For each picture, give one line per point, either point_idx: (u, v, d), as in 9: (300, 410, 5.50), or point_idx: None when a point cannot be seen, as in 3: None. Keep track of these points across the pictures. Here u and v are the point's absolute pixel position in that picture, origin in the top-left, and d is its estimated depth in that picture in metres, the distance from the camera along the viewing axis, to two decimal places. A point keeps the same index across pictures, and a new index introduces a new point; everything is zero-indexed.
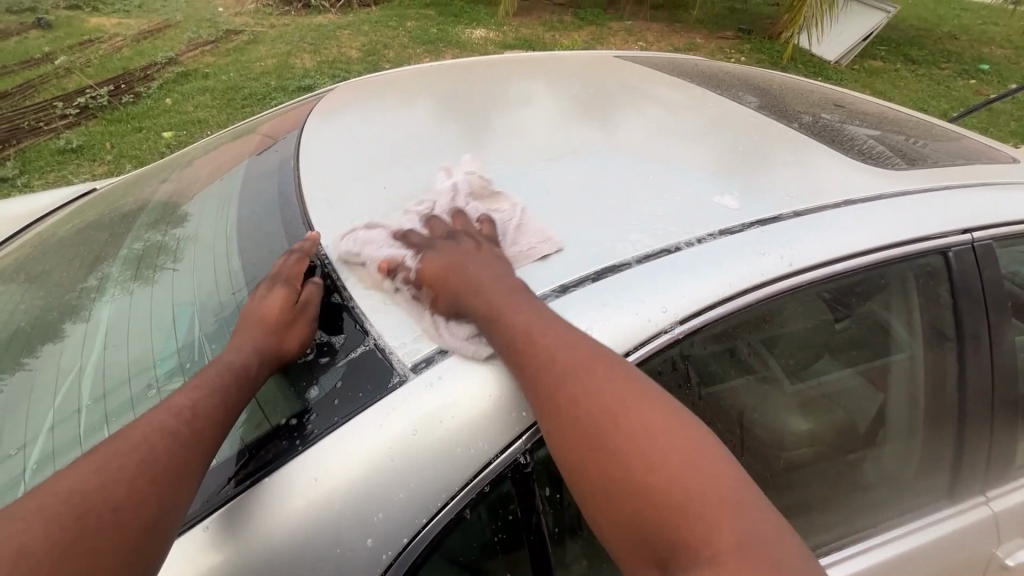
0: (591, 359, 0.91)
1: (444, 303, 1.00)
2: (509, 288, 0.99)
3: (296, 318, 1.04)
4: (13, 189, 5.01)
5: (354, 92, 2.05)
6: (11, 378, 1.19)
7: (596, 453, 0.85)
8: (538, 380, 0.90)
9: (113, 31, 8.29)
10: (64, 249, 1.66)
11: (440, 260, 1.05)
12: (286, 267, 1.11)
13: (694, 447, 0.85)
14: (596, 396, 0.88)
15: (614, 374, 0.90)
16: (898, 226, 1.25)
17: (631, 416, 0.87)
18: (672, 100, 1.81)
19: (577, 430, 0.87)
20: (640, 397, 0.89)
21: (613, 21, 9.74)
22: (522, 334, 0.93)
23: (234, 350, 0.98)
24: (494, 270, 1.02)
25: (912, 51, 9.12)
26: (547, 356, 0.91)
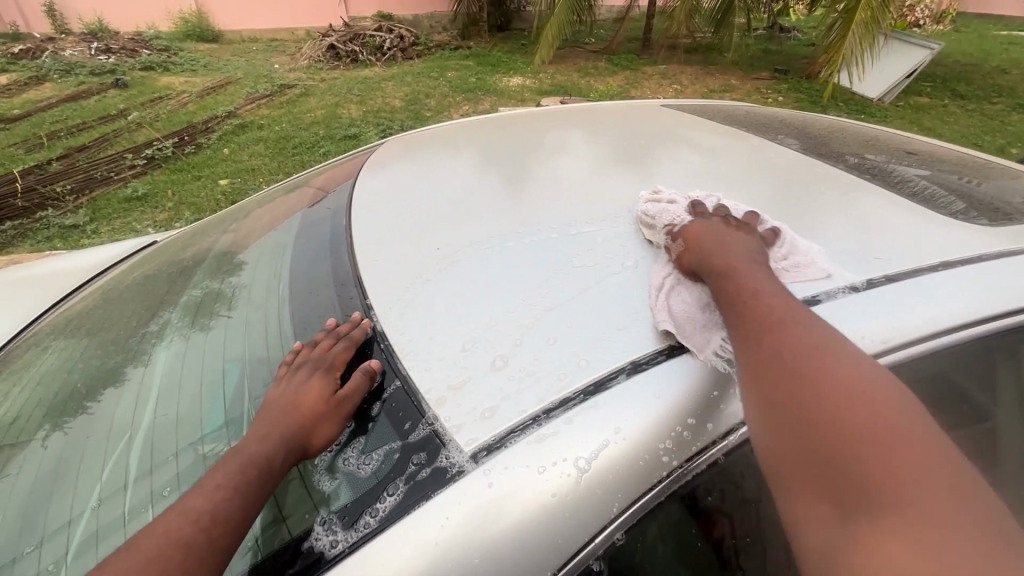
0: (818, 322, 0.92)
1: (688, 259, 1.12)
2: (749, 261, 1.06)
3: (331, 411, 0.99)
4: (84, 235, 5.36)
5: (405, 145, 2.08)
6: (68, 433, 1.19)
7: (788, 389, 0.83)
8: (745, 328, 0.93)
9: (181, 88, 9.01)
10: (123, 302, 1.71)
11: (704, 228, 1.17)
12: (332, 352, 1.07)
13: (910, 418, 0.77)
14: (811, 349, 0.86)
15: (835, 338, 0.89)
16: (1010, 291, 1.10)
17: (849, 374, 0.82)
18: (730, 147, 1.74)
19: (777, 361, 0.86)
20: (861, 364, 0.84)
21: (647, 66, 9.91)
22: (746, 285, 1.00)
23: (260, 439, 0.93)
24: (745, 246, 1.11)
25: (960, 86, 8.87)
26: (770, 310, 0.94)
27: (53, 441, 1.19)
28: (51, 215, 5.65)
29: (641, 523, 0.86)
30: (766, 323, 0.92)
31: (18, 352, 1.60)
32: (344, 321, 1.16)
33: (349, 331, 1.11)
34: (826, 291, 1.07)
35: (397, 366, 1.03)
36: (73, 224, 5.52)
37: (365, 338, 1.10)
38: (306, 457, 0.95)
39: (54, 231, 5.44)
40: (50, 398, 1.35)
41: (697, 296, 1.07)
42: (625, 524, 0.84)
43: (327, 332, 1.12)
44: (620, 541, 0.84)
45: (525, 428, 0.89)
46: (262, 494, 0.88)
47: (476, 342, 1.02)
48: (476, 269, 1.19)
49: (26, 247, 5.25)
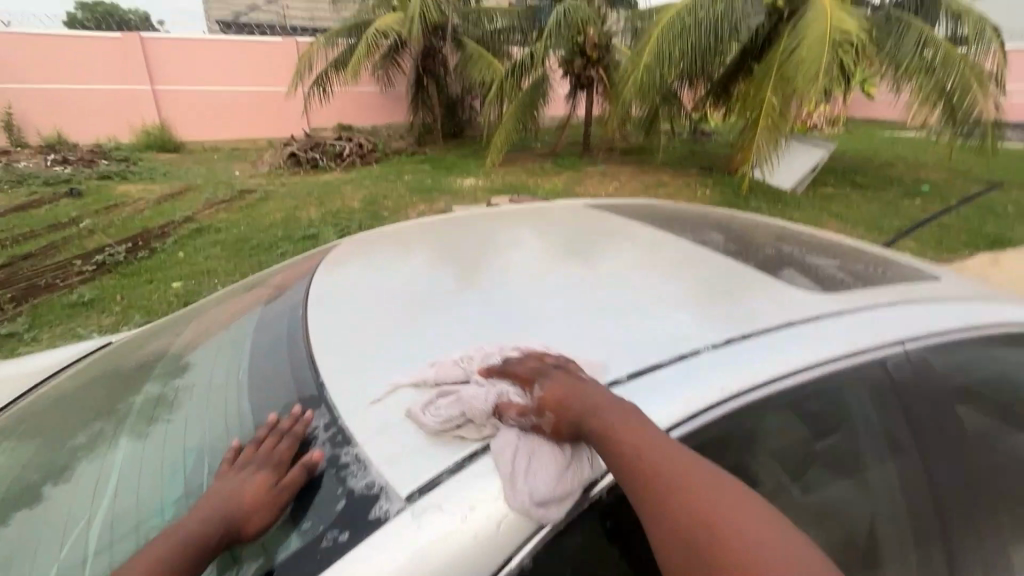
0: (691, 473, 1.00)
1: (569, 428, 1.07)
2: (623, 413, 1.06)
3: (269, 500, 1.08)
4: (21, 343, 5.17)
5: (358, 244, 2.32)
6: (18, 527, 1.25)
7: (689, 542, 0.95)
8: (647, 491, 0.99)
9: (138, 196, 9.20)
10: (78, 398, 1.77)
11: (562, 385, 1.12)
12: (277, 448, 1.17)
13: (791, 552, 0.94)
14: (705, 505, 0.97)
15: (715, 487, 1.00)
16: (838, 342, 1.36)
17: (734, 523, 0.96)
18: (634, 241, 2.08)
19: (692, 532, 0.96)
20: (734, 502, 0.99)
21: (588, 166, 10.96)
22: (633, 451, 1.01)
23: (201, 519, 1.06)
24: (605, 393, 1.10)
25: (856, 179, 10.23)
26: (664, 466, 1.00)
27: (3, 535, 1.23)
28: None
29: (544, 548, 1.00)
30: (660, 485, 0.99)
31: None
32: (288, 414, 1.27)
33: (293, 427, 1.21)
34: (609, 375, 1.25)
35: (344, 430, 1.16)
36: (11, 332, 5.34)
37: (306, 434, 1.20)
38: (237, 540, 1.05)
39: None
40: None
41: (553, 456, 1.05)
42: (531, 550, 0.98)
43: (274, 429, 1.23)
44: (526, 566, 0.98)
45: (453, 471, 1.02)
46: None
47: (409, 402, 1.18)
48: (413, 346, 1.39)
49: None
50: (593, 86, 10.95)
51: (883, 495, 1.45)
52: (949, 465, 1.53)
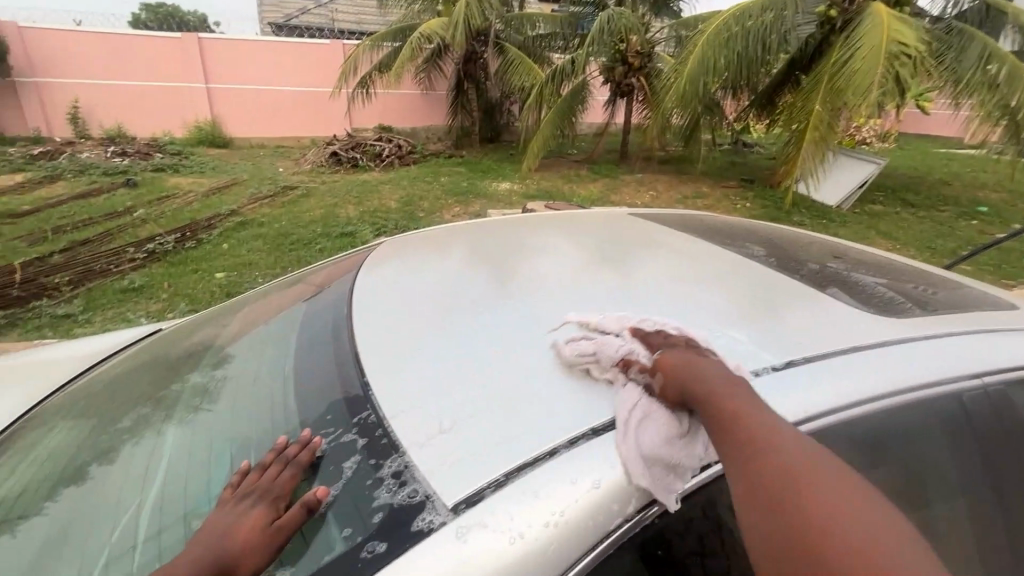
0: (797, 444, 0.94)
1: (673, 388, 1.08)
2: (727, 383, 1.06)
3: (264, 540, 1.02)
4: (76, 324, 5.45)
5: (400, 245, 2.33)
6: (75, 504, 1.29)
7: (777, 502, 0.88)
8: (738, 450, 0.94)
9: (189, 188, 9.60)
10: (130, 382, 1.83)
11: (683, 353, 1.16)
12: (278, 479, 1.13)
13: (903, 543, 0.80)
14: (804, 473, 0.89)
15: (821, 462, 0.91)
16: (911, 370, 1.28)
17: (838, 499, 0.85)
18: (683, 251, 2.01)
19: (784, 497, 0.88)
20: (866, 506, 0.85)
21: (624, 175, 10.83)
22: (731, 409, 0.99)
23: (191, 561, 0.99)
24: (716, 365, 1.11)
25: (908, 197, 9.77)
26: (780, 442, 0.93)
27: (57, 515, 1.27)
28: (44, 305, 5.76)
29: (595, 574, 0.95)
30: (771, 455, 0.92)
31: (20, 433, 1.68)
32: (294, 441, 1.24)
33: (295, 456, 1.18)
34: None
35: (389, 433, 1.15)
36: (67, 314, 5.63)
37: (309, 465, 1.17)
38: None
39: (45, 320, 5.52)
40: (53, 475, 1.43)
41: (669, 425, 1.05)
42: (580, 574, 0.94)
43: (272, 458, 1.19)
44: None
45: (498, 486, 0.99)
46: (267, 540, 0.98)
47: (461, 408, 1.17)
48: (463, 348, 1.37)
49: (13, 335, 5.29)
50: (634, 93, 10.83)
51: (950, 534, 1.36)
52: (1011, 508, 1.45)
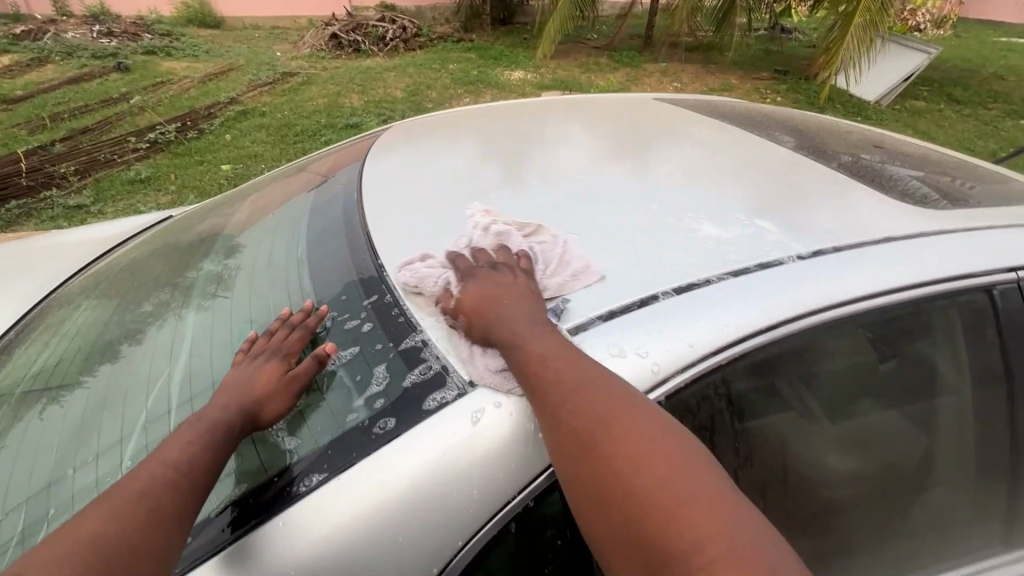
0: (602, 388, 0.94)
1: (478, 330, 1.06)
2: (534, 324, 1.03)
3: (281, 388, 1.09)
4: (88, 214, 5.45)
5: (409, 130, 2.21)
6: (109, 377, 1.37)
7: (582, 454, 0.89)
8: (547, 401, 0.94)
9: (183, 74, 9.05)
10: (147, 266, 1.85)
11: (482, 289, 1.11)
12: (287, 340, 1.18)
13: (693, 477, 0.86)
14: (603, 419, 0.91)
15: (623, 406, 0.92)
16: (939, 264, 1.26)
17: (633, 446, 0.88)
18: (711, 139, 1.88)
19: (587, 448, 0.89)
20: (676, 454, 0.88)
21: (647, 63, 9.98)
22: (537, 354, 0.97)
23: (218, 409, 1.04)
24: (526, 302, 1.07)
25: (955, 92, 9.00)
26: (588, 412, 0.91)
27: (95, 385, 1.35)
28: (54, 195, 5.74)
29: None
30: (582, 430, 0.90)
31: (47, 312, 1.74)
32: (297, 311, 1.28)
33: (303, 321, 1.23)
34: (755, 282, 1.16)
35: (405, 312, 1.18)
36: (78, 204, 5.62)
37: (316, 328, 1.23)
38: (255, 427, 1.05)
39: (58, 211, 5.53)
40: (84, 351, 1.50)
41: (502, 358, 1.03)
42: None
43: (281, 323, 1.23)
44: None
45: None
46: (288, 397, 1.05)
47: None
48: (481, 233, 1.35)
49: (30, 225, 5.35)
50: None
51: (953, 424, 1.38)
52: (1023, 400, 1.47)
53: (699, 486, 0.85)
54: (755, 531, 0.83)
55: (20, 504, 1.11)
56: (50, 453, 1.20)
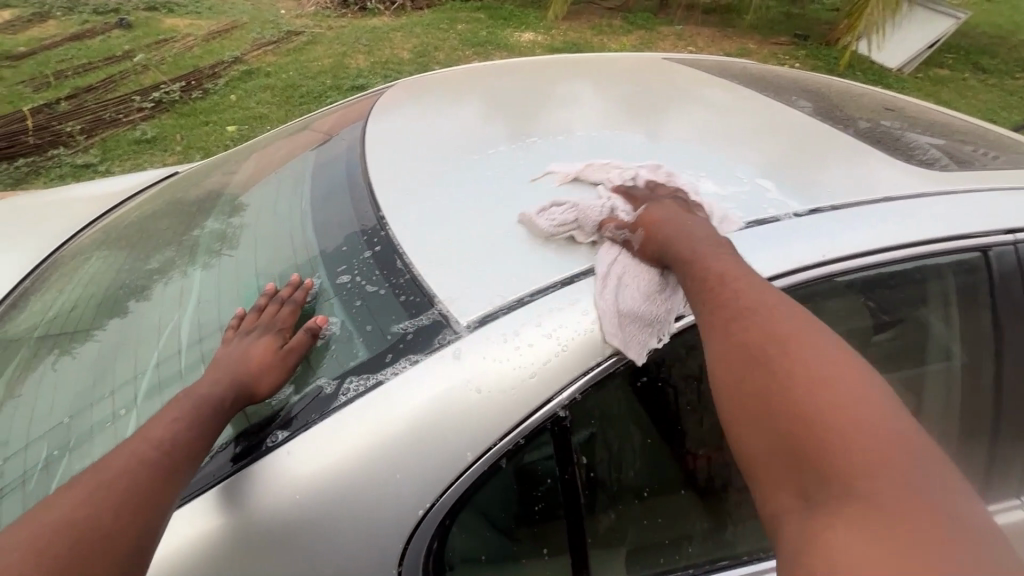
0: (783, 308, 0.93)
1: (653, 248, 1.11)
2: (716, 249, 1.05)
3: (276, 363, 1.10)
4: (97, 174, 5.48)
5: (414, 88, 2.20)
6: (119, 325, 1.42)
7: (748, 356, 0.88)
8: (717, 306, 0.95)
9: (187, 31, 8.88)
10: (155, 219, 1.89)
11: (662, 211, 1.18)
12: (278, 315, 1.18)
13: (879, 412, 0.78)
14: (779, 330, 0.89)
15: (805, 327, 0.90)
16: (937, 223, 1.26)
17: (810, 360, 0.84)
18: (717, 100, 1.86)
19: (752, 350, 0.88)
20: (867, 392, 0.80)
21: (662, 26, 9.64)
22: (716, 270, 1.00)
23: (211, 383, 1.06)
24: (702, 231, 1.10)
25: (982, 60, 8.66)
26: (761, 323, 0.90)
27: (109, 329, 1.42)
28: (62, 154, 5.76)
29: (590, 390, 1.04)
30: (753, 336, 0.89)
31: (60, 262, 1.79)
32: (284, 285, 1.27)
33: (290, 294, 1.23)
34: (747, 238, 1.18)
35: (404, 261, 1.22)
36: (85, 163, 5.63)
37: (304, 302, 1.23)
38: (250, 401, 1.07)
39: (66, 170, 5.56)
40: (95, 299, 1.54)
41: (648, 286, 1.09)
42: (583, 385, 1.03)
43: (267, 298, 1.22)
44: (577, 399, 1.03)
45: (509, 308, 1.07)
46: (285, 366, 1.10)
47: (483, 242, 1.21)
48: (481, 188, 1.38)
49: (39, 184, 5.39)
50: None
51: (942, 387, 1.41)
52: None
53: (885, 421, 0.77)
54: (954, 496, 0.71)
55: (44, 437, 1.19)
56: (69, 391, 1.27)
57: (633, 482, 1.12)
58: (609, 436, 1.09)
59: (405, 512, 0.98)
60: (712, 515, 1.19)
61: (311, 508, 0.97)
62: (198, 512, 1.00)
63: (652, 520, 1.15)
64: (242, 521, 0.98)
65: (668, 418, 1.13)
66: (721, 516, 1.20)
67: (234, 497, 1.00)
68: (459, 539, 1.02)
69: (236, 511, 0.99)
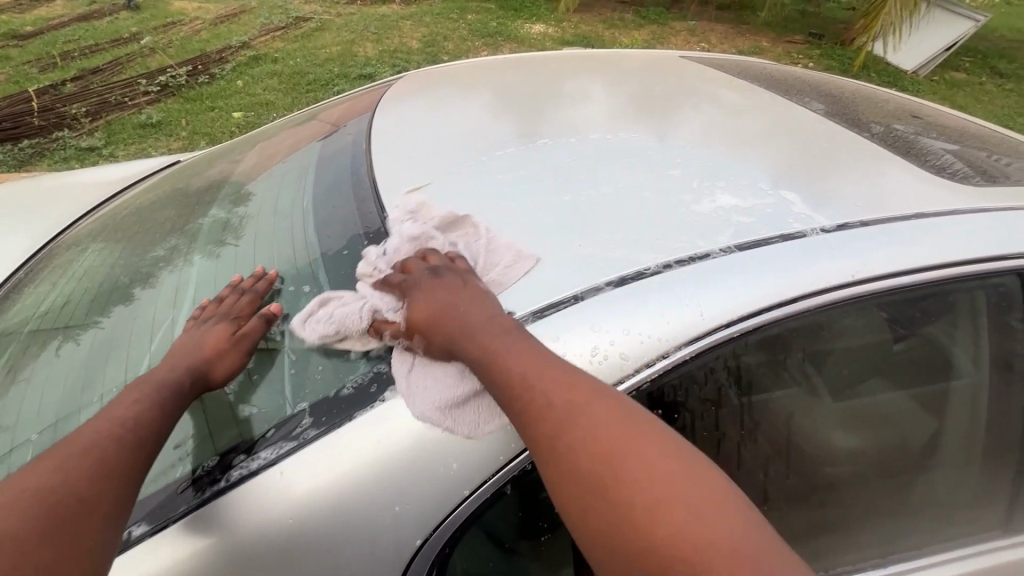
0: (590, 401, 0.90)
1: (439, 349, 1.00)
2: (506, 333, 0.98)
3: (229, 347, 1.11)
4: (101, 157, 5.43)
5: (423, 80, 2.14)
6: (111, 322, 1.37)
7: (577, 478, 0.85)
8: (533, 422, 0.90)
9: (194, 14, 8.78)
10: (153, 210, 1.84)
11: (425, 301, 1.05)
12: (236, 303, 1.20)
13: (696, 488, 0.82)
14: (594, 433, 0.87)
15: (612, 416, 0.89)
16: (971, 243, 1.21)
17: (628, 460, 0.85)
18: (736, 101, 1.79)
19: (580, 469, 0.85)
20: (677, 469, 0.84)
21: (675, 21, 9.49)
22: (517, 371, 0.93)
23: (168, 368, 1.06)
24: (485, 309, 1.02)
25: (1000, 64, 8.49)
26: (575, 431, 0.88)
27: (99, 328, 1.37)
28: (67, 136, 5.72)
29: None
30: (575, 451, 0.86)
31: (56, 253, 1.74)
32: (248, 277, 1.29)
33: (253, 285, 1.25)
34: (772, 254, 1.13)
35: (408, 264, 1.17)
36: (90, 146, 5.59)
37: (264, 292, 1.24)
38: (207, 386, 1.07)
39: (70, 152, 5.52)
40: (88, 295, 1.50)
41: (450, 382, 0.98)
42: None
43: (230, 288, 1.24)
44: None
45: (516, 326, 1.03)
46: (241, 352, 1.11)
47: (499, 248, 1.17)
48: (493, 190, 1.32)
49: (43, 166, 5.35)
50: None
51: (965, 407, 1.36)
52: None
53: (699, 495, 0.82)
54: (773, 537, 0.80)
55: (34, 438, 1.16)
56: (58, 392, 1.23)
57: None
58: None
59: (405, 537, 0.94)
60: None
61: (311, 528, 0.93)
62: (189, 521, 0.96)
63: None
64: (237, 539, 0.94)
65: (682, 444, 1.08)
66: None
67: (229, 513, 0.95)
68: (462, 563, 0.98)
69: (231, 528, 0.94)
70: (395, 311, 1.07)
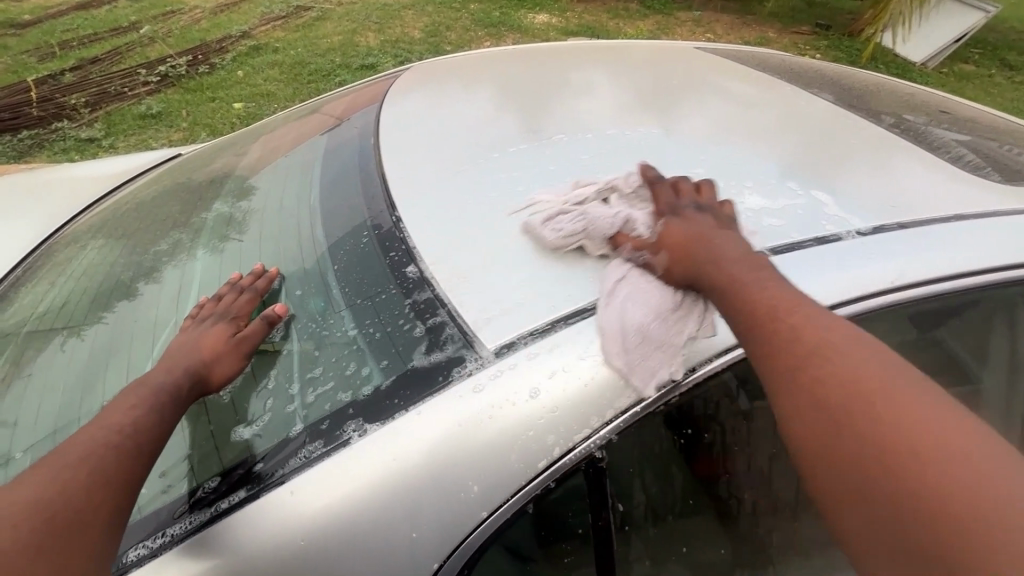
0: (855, 349, 0.84)
1: (680, 274, 0.98)
2: (747, 267, 0.95)
3: (228, 349, 1.07)
4: (100, 149, 5.36)
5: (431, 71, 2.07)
6: (111, 325, 1.32)
7: (831, 420, 0.79)
8: (781, 356, 0.86)
9: (194, 2, 8.66)
10: (154, 206, 1.79)
11: (686, 227, 1.03)
12: (235, 302, 1.16)
13: (982, 463, 0.72)
14: (859, 378, 0.81)
15: (884, 367, 0.82)
16: (1014, 247, 1.16)
17: (899, 414, 0.77)
18: (758, 94, 1.73)
19: (832, 415, 0.80)
20: (963, 440, 0.74)
21: (681, 11, 9.34)
22: (765, 301, 0.90)
23: (165, 370, 1.02)
24: (735, 246, 0.99)
25: (1010, 55, 8.37)
26: (836, 371, 0.82)
27: (99, 330, 1.32)
28: (66, 127, 5.65)
29: (626, 432, 0.95)
30: (833, 394, 0.81)
31: (54, 252, 1.69)
32: (248, 274, 1.26)
33: (252, 283, 1.22)
34: (806, 258, 1.08)
35: (419, 267, 1.13)
36: (89, 138, 5.52)
37: (264, 291, 1.21)
38: (204, 390, 1.03)
39: (70, 143, 5.45)
40: (88, 296, 1.45)
41: (657, 301, 0.98)
42: (615, 427, 0.94)
43: (228, 286, 1.20)
44: (614, 441, 0.94)
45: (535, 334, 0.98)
46: (240, 355, 1.07)
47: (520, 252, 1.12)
48: (511, 188, 1.27)
49: (42, 157, 5.29)
50: None
51: (995, 407, 1.33)
52: None
53: (989, 468, 0.71)
54: None
55: (32, 447, 1.11)
56: (56, 400, 1.18)
57: (670, 522, 1.04)
58: (646, 478, 1.00)
59: (422, 557, 0.90)
60: (746, 567, 1.10)
61: (326, 547, 0.90)
62: (197, 541, 0.92)
63: (690, 565, 1.07)
64: (250, 556, 0.90)
65: (710, 458, 1.04)
66: (761, 559, 1.11)
67: (241, 529, 0.92)
68: None
69: (244, 544, 0.91)
70: (648, 227, 1.08)
